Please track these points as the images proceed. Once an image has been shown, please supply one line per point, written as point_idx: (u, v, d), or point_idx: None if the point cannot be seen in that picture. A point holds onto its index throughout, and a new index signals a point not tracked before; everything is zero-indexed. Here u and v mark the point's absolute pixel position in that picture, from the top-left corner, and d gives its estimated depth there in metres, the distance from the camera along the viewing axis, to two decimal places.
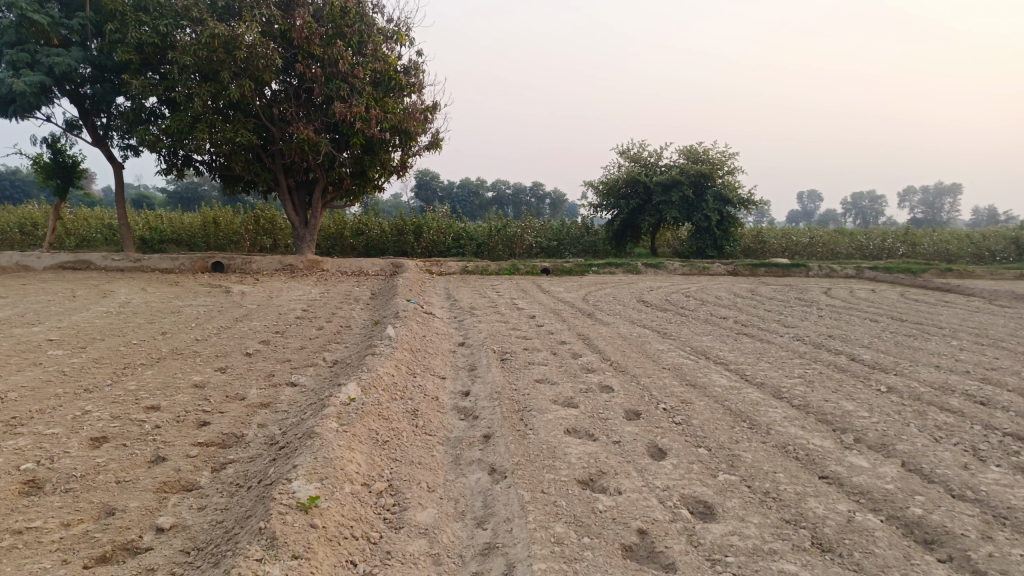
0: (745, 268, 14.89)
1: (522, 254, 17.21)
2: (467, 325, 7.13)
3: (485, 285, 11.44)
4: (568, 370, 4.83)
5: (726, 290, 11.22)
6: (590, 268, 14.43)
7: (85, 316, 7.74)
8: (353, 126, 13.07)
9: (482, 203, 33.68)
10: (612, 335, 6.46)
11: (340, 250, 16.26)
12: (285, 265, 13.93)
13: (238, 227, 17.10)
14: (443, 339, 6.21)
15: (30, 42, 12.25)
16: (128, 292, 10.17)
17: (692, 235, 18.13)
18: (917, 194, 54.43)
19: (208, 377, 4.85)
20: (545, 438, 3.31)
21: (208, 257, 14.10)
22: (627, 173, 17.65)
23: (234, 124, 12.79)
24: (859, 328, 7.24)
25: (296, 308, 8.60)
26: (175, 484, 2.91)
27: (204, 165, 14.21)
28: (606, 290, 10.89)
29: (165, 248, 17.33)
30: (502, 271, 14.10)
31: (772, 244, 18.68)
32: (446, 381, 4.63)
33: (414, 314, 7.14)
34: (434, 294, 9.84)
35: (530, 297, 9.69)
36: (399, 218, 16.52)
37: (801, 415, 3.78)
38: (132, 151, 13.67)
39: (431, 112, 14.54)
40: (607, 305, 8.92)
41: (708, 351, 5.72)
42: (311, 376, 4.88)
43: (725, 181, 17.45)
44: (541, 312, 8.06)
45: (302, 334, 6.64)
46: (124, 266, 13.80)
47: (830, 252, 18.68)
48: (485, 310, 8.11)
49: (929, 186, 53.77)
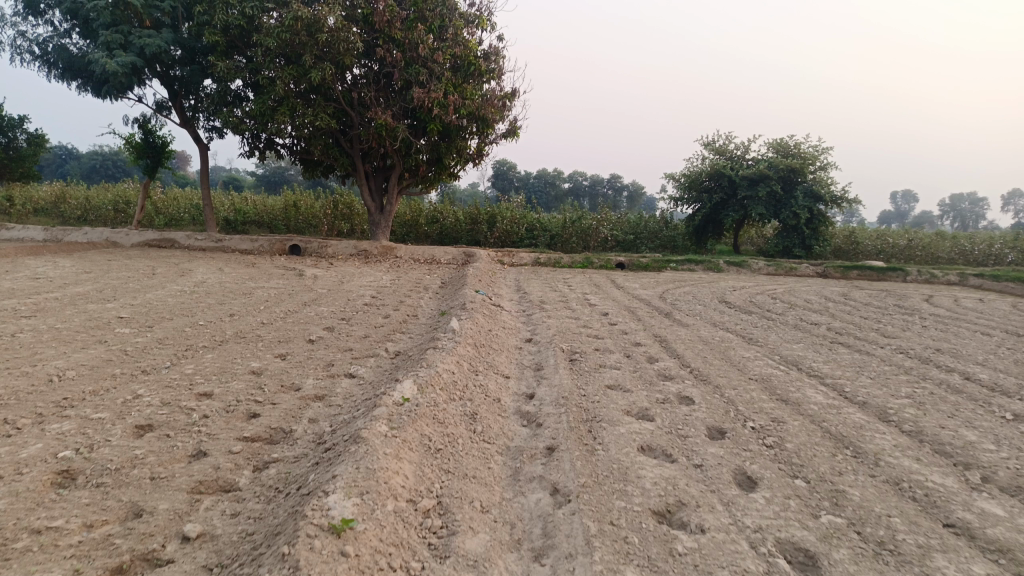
0: (835, 270, 14.00)
1: (597, 247, 16.75)
2: (536, 320, 6.81)
3: (558, 278, 11.09)
4: (643, 375, 4.44)
5: (815, 293, 10.49)
6: (668, 264, 13.87)
7: (159, 294, 7.81)
8: (430, 112, 12.92)
9: (558, 194, 33.26)
10: (691, 338, 6.01)
11: (415, 237, 16.24)
12: (359, 250, 13.95)
13: (317, 211, 17.29)
14: (511, 334, 5.90)
15: (123, 24, 12.56)
16: (205, 271, 10.31)
17: (778, 233, 17.23)
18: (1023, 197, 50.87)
19: (266, 364, 4.68)
20: (616, 456, 2.95)
21: (285, 239, 14.27)
22: (711, 166, 16.91)
23: (314, 108, 12.83)
24: (970, 342, 6.52)
25: (365, 294, 8.48)
26: (212, 484, 2.69)
27: (285, 148, 14.35)
28: (685, 288, 10.36)
29: (247, 229, 17.72)
30: (576, 264, 13.70)
31: (866, 245, 17.56)
32: (511, 381, 4.31)
33: (482, 305, 6.87)
34: (504, 286, 9.55)
35: (604, 292, 9.28)
36: (474, 207, 16.34)
37: (915, 445, 3.29)
38: (217, 133, 13.94)
39: (510, 99, 14.23)
40: (686, 304, 8.42)
41: (798, 361, 5.20)
42: (371, 368, 4.65)
43: (817, 177, 16.48)
44: (615, 308, 7.66)
45: (367, 322, 6.46)
46: (206, 245, 14.12)
47: (929, 257, 17.43)
48: (557, 305, 7.75)
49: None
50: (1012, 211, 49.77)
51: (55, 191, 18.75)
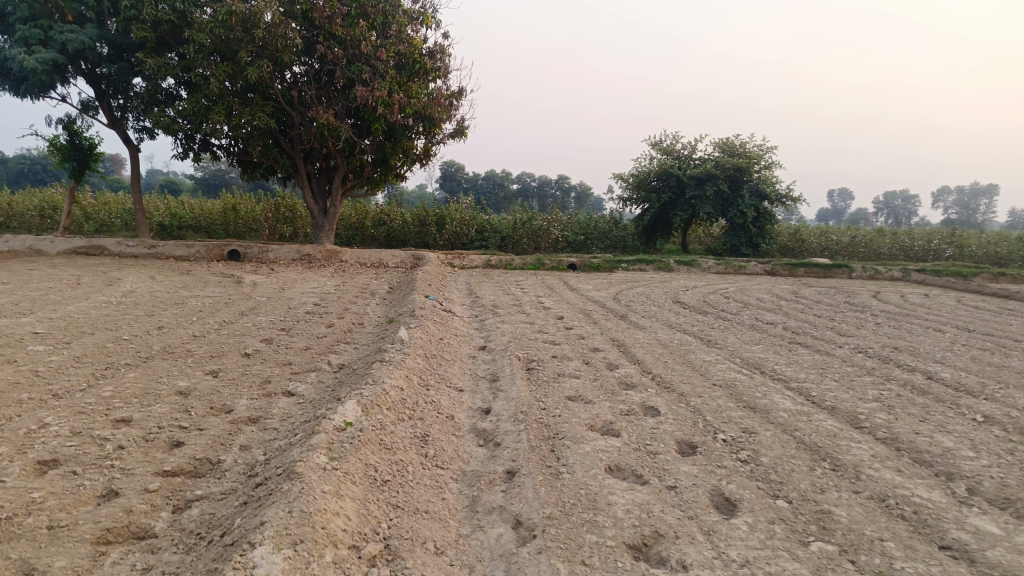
0: (783, 267, 14.11)
1: (547, 248, 16.56)
2: (489, 325, 6.52)
3: (509, 281, 10.84)
4: (604, 385, 4.19)
5: (767, 291, 10.48)
6: (619, 264, 13.77)
7: (82, 306, 7.25)
8: (374, 112, 12.52)
9: (506, 195, 33.05)
10: (650, 342, 5.81)
11: (361, 241, 15.78)
12: (303, 255, 13.44)
13: (257, 215, 16.65)
14: (463, 342, 5.60)
15: (43, 19, 11.81)
16: (136, 280, 9.71)
17: (725, 232, 17.34)
18: (951, 194, 52.97)
19: (195, 383, 4.27)
20: (583, 478, 2.69)
21: (224, 244, 13.67)
22: (659, 165, 16.91)
23: (252, 107, 12.29)
24: (925, 339, 6.50)
25: (307, 302, 8.06)
26: (122, 531, 2.33)
27: (222, 150, 13.73)
28: (638, 289, 10.22)
29: (184, 235, 16.97)
30: (527, 266, 13.48)
31: (811, 242, 17.80)
32: (464, 395, 4.02)
33: (431, 312, 6.54)
34: (455, 290, 9.24)
35: (556, 294, 9.05)
36: (421, 209, 15.96)
37: (893, 454, 3.12)
38: (148, 134, 13.25)
39: (456, 98, 13.92)
40: (641, 306, 8.26)
41: (761, 364, 5.05)
42: (312, 384, 4.29)
43: (762, 175, 16.64)
44: (569, 311, 7.43)
45: (309, 332, 6.08)
46: (139, 252, 13.42)
47: (871, 253, 17.78)
48: (510, 309, 7.48)
49: (964, 187, 52.29)
50: (941, 208, 51.76)
51: None
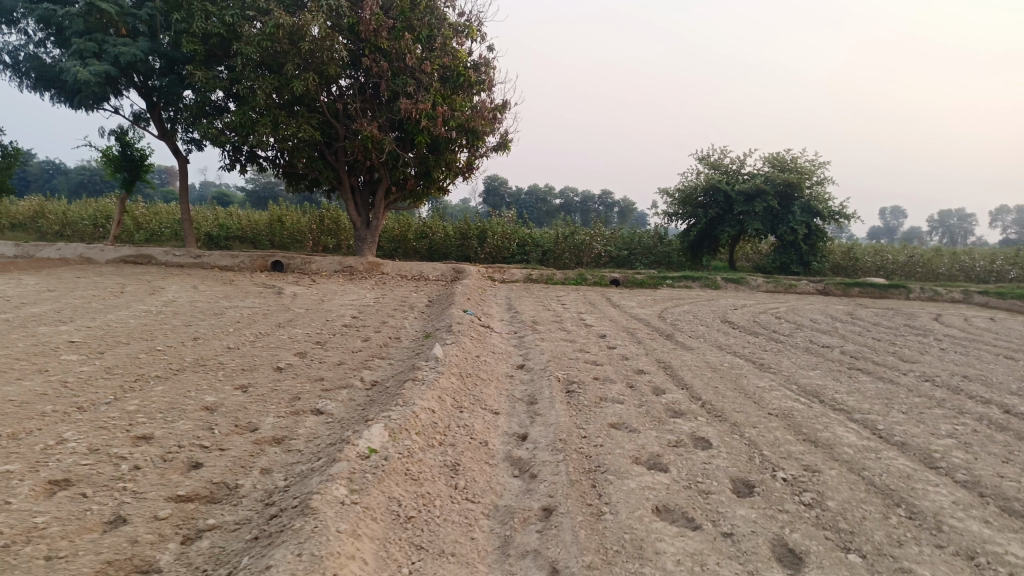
0: (836, 287, 13.57)
1: (590, 263, 16.27)
2: (528, 343, 6.28)
3: (550, 296, 10.59)
4: (650, 411, 3.92)
5: (820, 312, 10.03)
6: (664, 281, 13.42)
7: (122, 315, 7.24)
8: (418, 124, 12.46)
9: (549, 209, 32.85)
10: (699, 364, 5.50)
11: (403, 253, 15.73)
12: (344, 267, 13.42)
13: (302, 226, 16.75)
14: (501, 361, 5.38)
15: (98, 32, 12.06)
16: (178, 289, 9.75)
17: (775, 249, 16.82)
18: (1011, 213, 50.99)
19: (223, 398, 4.13)
20: (627, 521, 2.44)
21: (267, 255, 13.74)
22: (707, 180, 16.52)
23: (298, 119, 12.35)
24: (997, 367, 6.04)
25: (345, 314, 7.94)
26: (124, 564, 2.15)
27: (267, 161, 13.82)
28: (684, 307, 9.87)
29: (230, 245, 17.16)
30: (569, 281, 13.22)
31: (865, 261, 17.14)
32: (500, 419, 3.79)
33: (469, 327, 6.34)
34: (495, 305, 9.03)
35: (599, 311, 8.77)
36: (463, 222, 15.85)
37: (977, 502, 2.79)
38: (196, 146, 13.42)
39: (501, 111, 13.78)
40: (687, 325, 7.93)
41: (819, 391, 4.70)
42: (342, 403, 4.11)
43: (814, 191, 16.10)
44: (612, 330, 7.14)
45: (344, 346, 5.93)
46: (184, 261, 13.56)
47: (930, 274, 17.04)
48: (550, 326, 7.24)
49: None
50: (1000, 227, 49.84)
51: (33, 207, 18.20)
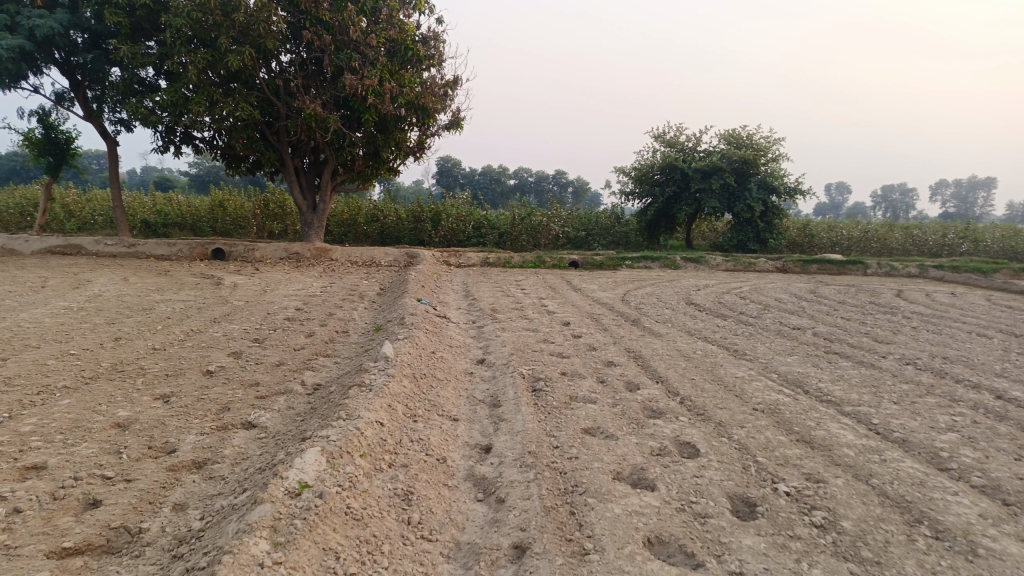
0: (795, 265, 13.46)
1: (547, 245, 15.86)
2: (487, 334, 5.83)
3: (508, 281, 10.16)
4: (626, 412, 3.51)
5: (784, 290, 9.82)
6: (624, 262, 13.11)
7: (37, 313, 6.55)
8: (364, 102, 11.82)
9: (503, 191, 32.32)
10: (670, 353, 5.13)
11: (353, 238, 15.08)
12: (290, 254, 12.75)
13: (245, 212, 15.94)
14: (459, 356, 4.91)
15: (10, 3, 11.16)
16: (106, 281, 9.00)
17: (732, 227, 16.68)
18: (950, 188, 52.42)
19: (139, 412, 3.58)
20: (617, 563, 2.02)
21: (207, 243, 12.96)
22: (663, 158, 16.24)
23: (235, 97, 11.59)
24: (974, 346, 5.83)
25: (289, 306, 7.37)
26: None
27: (204, 143, 13.00)
28: (647, 289, 9.54)
29: (169, 233, 16.26)
30: (526, 264, 12.80)
31: (822, 238, 17.13)
32: (459, 428, 3.34)
33: (424, 318, 5.86)
34: (450, 292, 8.55)
35: (560, 296, 8.36)
36: (416, 204, 15.26)
37: (1005, 514, 2.45)
38: (126, 127, 12.54)
39: (451, 88, 13.20)
40: (653, 308, 7.60)
41: (803, 381, 4.36)
42: (278, 413, 3.61)
43: (769, 167, 15.95)
44: (576, 316, 6.74)
45: (285, 343, 5.39)
46: (117, 251, 12.70)
47: (883, 249, 17.12)
48: (511, 314, 6.81)
49: (964, 181, 51.68)
50: (940, 201, 51.20)
51: None
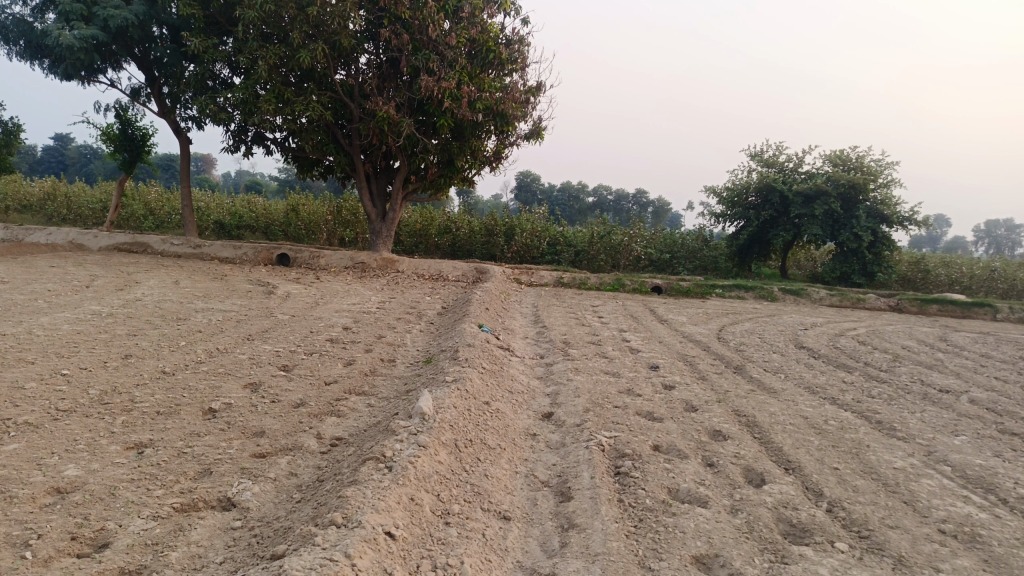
0: (911, 304, 11.89)
1: (628, 267, 14.70)
2: (558, 376, 4.81)
3: (585, 306, 9.11)
4: (753, 529, 2.44)
5: (908, 337, 8.38)
6: (713, 289, 11.86)
7: (61, 318, 5.91)
8: (440, 105, 11.03)
9: (582, 207, 31.20)
10: (793, 422, 3.99)
11: (424, 250, 14.34)
12: (355, 263, 12.08)
13: (316, 216, 15.43)
14: (521, 409, 3.91)
15: None
16: (155, 285, 8.44)
17: (833, 257, 15.10)
18: None
19: (93, 471, 2.72)
20: None
21: (273, 247, 12.43)
22: (760, 178, 14.87)
23: (306, 96, 11.01)
24: None
25: (337, 323, 6.54)
26: None
27: (275, 144, 12.50)
28: (745, 325, 8.30)
29: (242, 235, 15.95)
30: (605, 286, 11.72)
31: (938, 274, 15.32)
32: (510, 537, 2.34)
33: (483, 352, 4.89)
34: (519, 317, 7.57)
35: (644, 328, 7.26)
36: (490, 217, 14.39)
37: None
38: (198, 124, 12.14)
39: (535, 94, 12.29)
40: (756, 352, 6.40)
41: (990, 483, 3.16)
42: (271, 489, 2.69)
43: (880, 193, 14.37)
44: (665, 358, 5.63)
45: (315, 374, 4.51)
46: (182, 251, 12.29)
47: (1010, 291, 15.16)
48: (588, 350, 5.75)
49: None
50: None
51: (41, 189, 17.16)
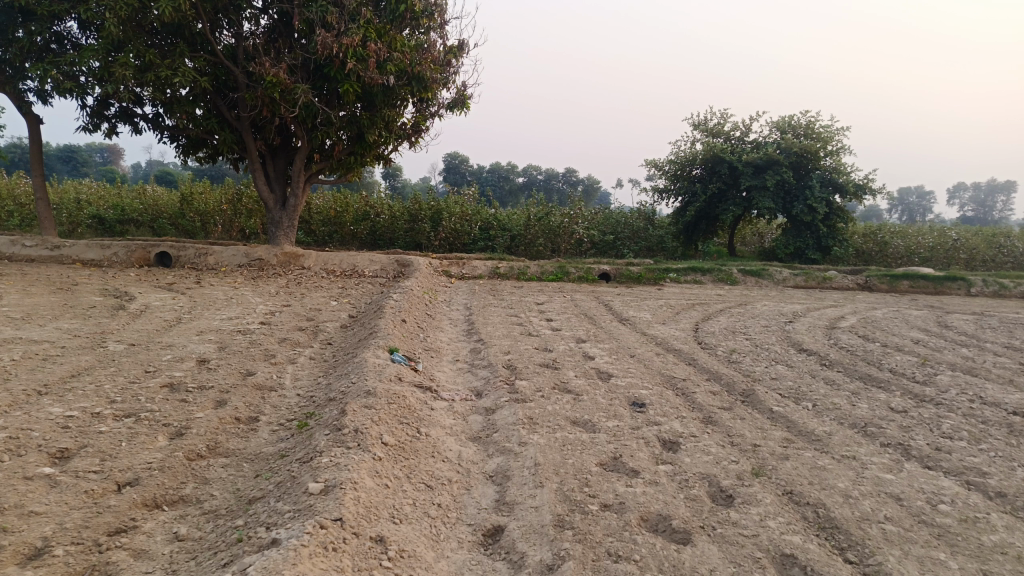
0: (880, 281, 10.78)
1: (569, 251, 13.15)
2: (505, 437, 3.15)
3: (528, 303, 7.48)
4: None
5: (909, 326, 7.07)
6: (667, 274, 10.45)
7: None
8: (342, 68, 9.11)
9: (513, 188, 29.51)
10: (892, 516, 2.45)
11: (339, 240, 12.44)
12: (252, 260, 10.10)
13: (211, 206, 13.24)
14: (445, 530, 2.26)
15: None
16: None
17: (786, 231, 13.94)
18: (968, 193, 49.65)
19: None
20: None
21: (151, 245, 10.33)
22: (707, 149, 13.52)
23: (173, 58, 8.90)
24: None
25: (192, 355, 4.71)
26: None
27: (145, 120, 10.31)
28: (722, 320, 6.83)
29: (126, 231, 13.63)
30: (546, 276, 10.14)
31: (896, 244, 14.33)
32: None
33: (389, 406, 3.19)
34: (447, 328, 5.87)
35: (607, 335, 5.69)
36: (411, 200, 12.55)
37: None
38: (45, 98, 9.84)
39: (456, 54, 10.50)
40: (757, 364, 4.90)
41: None
42: None
43: (834, 160, 13.19)
44: (650, 386, 4.05)
45: (106, 469, 2.72)
46: (36, 254, 10.03)
47: (970, 261, 14.31)
48: (543, 379, 4.13)
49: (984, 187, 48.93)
50: (959, 204, 48.21)
51: None
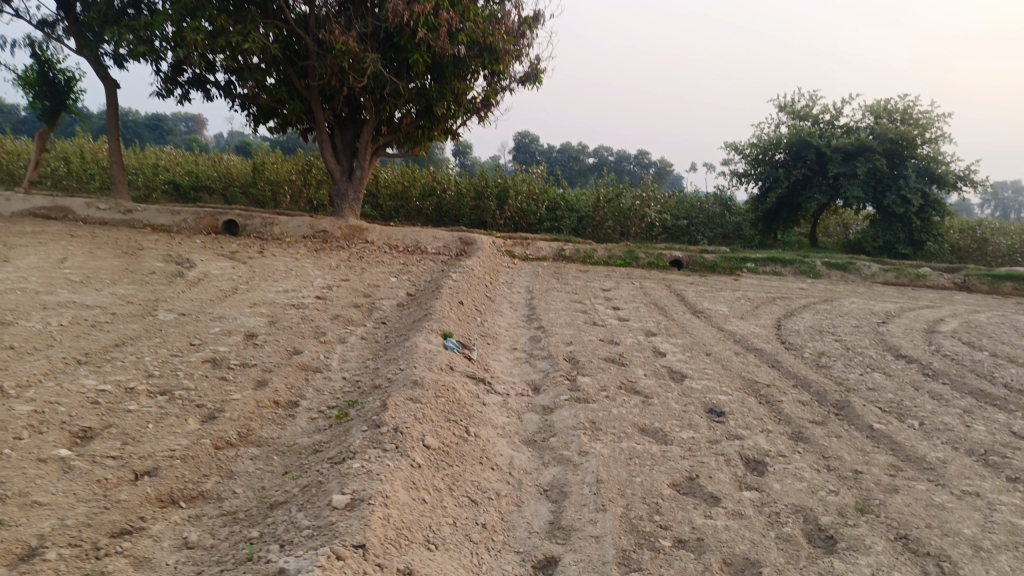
0: (980, 281, 9.90)
1: (640, 235, 12.61)
2: (565, 444, 2.78)
3: (595, 289, 7.06)
4: None
5: (1020, 334, 6.34)
6: (744, 263, 9.82)
7: None
8: (412, 37, 8.80)
9: (584, 169, 28.86)
10: None
11: (404, 215, 12.25)
12: (316, 231, 9.99)
13: (280, 176, 13.23)
14: (488, 560, 1.92)
15: None
16: (31, 265, 6.35)
17: (874, 223, 13.02)
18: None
19: None
20: None
21: (219, 212, 10.34)
22: (792, 132, 12.69)
23: (244, 23, 8.76)
24: None
25: (240, 329, 4.49)
26: None
27: (217, 87, 10.26)
28: (806, 318, 6.26)
29: (199, 199, 13.77)
30: (614, 261, 9.68)
31: (997, 241, 13.22)
32: None
33: (436, 401, 2.86)
34: (507, 312, 5.53)
35: (680, 329, 5.24)
36: (478, 177, 12.23)
37: None
38: (121, 62, 9.89)
39: (530, 25, 10.05)
40: (849, 371, 4.37)
41: None
42: None
43: (932, 147, 12.19)
44: (730, 392, 3.60)
45: (125, 455, 2.48)
46: (109, 217, 10.16)
47: None
48: (608, 376, 3.73)
49: None
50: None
51: None
